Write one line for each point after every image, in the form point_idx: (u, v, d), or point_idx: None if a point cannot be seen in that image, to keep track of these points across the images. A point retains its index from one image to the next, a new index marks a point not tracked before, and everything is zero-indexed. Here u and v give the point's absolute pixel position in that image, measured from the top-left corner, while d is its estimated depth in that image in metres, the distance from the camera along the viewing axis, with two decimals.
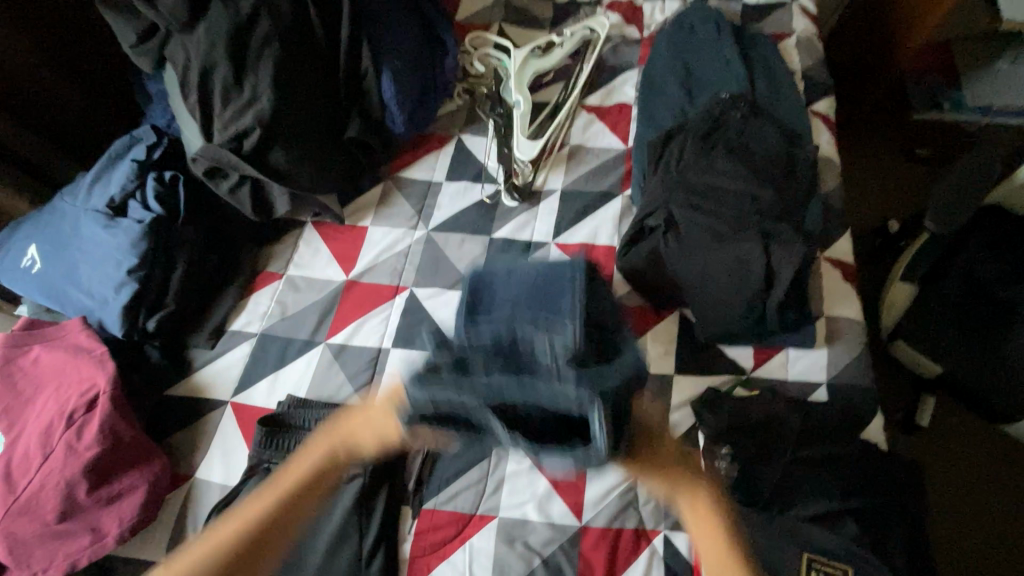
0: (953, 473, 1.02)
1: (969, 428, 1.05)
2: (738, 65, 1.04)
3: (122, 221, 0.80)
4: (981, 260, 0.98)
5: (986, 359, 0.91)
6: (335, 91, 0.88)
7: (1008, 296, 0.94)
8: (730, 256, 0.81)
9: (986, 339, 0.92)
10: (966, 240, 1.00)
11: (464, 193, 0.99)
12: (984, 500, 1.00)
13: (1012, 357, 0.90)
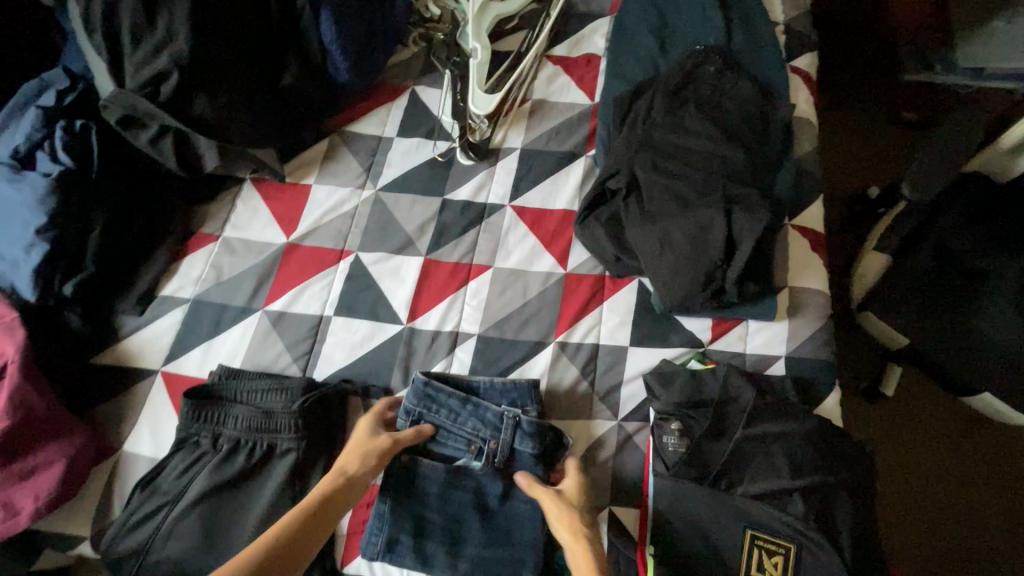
0: (911, 442, 1.02)
1: (928, 397, 1.05)
2: (715, 14, 0.96)
3: (28, 175, 0.72)
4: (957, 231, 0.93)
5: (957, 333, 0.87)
6: (268, 33, 0.80)
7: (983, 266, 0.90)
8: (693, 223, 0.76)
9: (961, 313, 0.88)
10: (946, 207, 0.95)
11: (416, 150, 0.92)
12: (939, 467, 1.00)
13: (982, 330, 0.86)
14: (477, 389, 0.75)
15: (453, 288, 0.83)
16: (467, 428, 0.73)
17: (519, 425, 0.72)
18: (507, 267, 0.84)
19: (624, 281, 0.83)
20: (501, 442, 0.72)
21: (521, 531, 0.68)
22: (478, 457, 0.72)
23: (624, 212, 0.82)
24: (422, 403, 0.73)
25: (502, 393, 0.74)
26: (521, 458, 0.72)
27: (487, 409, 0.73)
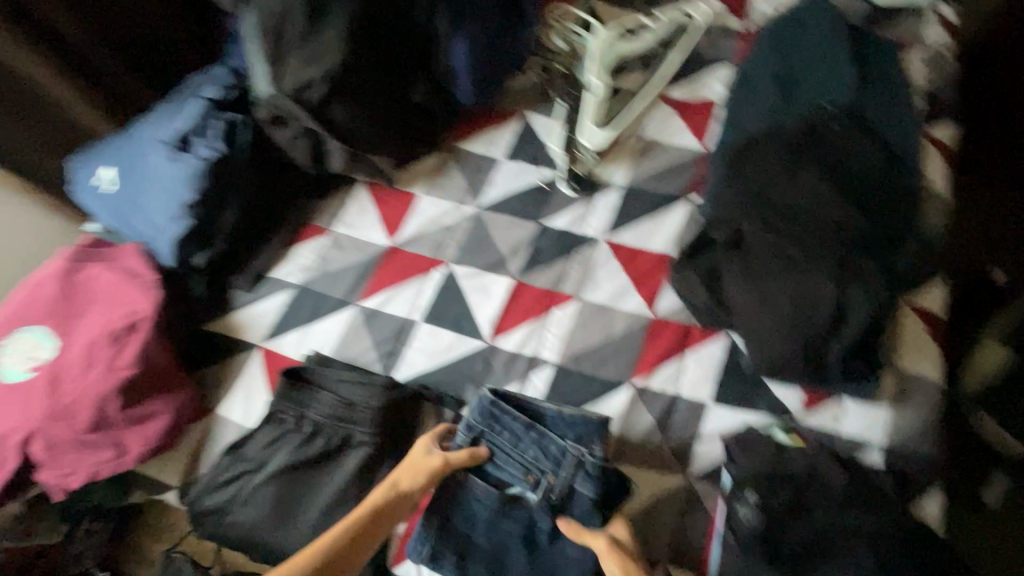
0: None
1: None
2: (849, 73, 0.92)
3: (186, 156, 0.82)
4: None
5: None
6: (408, 51, 0.86)
7: None
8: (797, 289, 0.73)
9: None
10: None
11: (521, 174, 0.95)
12: None
13: None
14: (543, 417, 0.72)
15: (538, 314, 0.84)
16: (528, 457, 0.70)
17: (584, 464, 0.68)
18: (594, 301, 0.84)
19: (712, 335, 0.81)
20: (562, 479, 0.69)
21: (568, 568, 0.67)
22: (536, 489, 0.70)
23: (724, 267, 0.79)
24: (485, 421, 0.72)
25: (569, 427, 0.71)
26: (578, 498, 0.69)
27: (551, 441, 0.70)
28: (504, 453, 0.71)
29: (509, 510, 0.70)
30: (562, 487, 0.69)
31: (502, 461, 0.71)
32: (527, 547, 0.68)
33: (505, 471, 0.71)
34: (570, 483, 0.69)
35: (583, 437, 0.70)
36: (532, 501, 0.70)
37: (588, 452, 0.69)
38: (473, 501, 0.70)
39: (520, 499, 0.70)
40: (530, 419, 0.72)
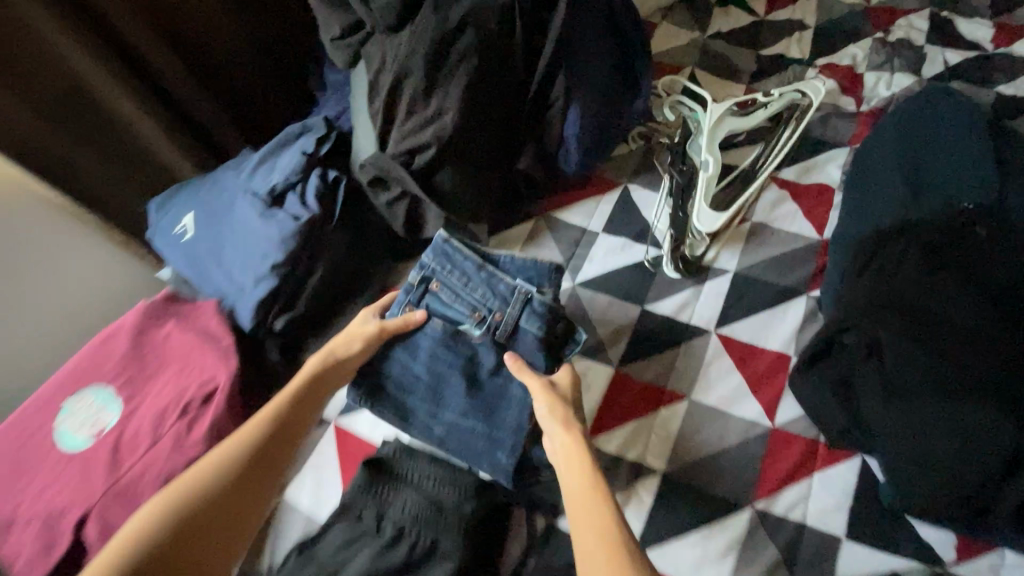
0: None
1: None
2: (986, 170, 0.85)
3: (278, 213, 0.77)
4: None
5: None
6: (518, 116, 0.81)
7: None
8: (961, 421, 0.63)
9: None
10: None
11: (622, 250, 0.89)
12: None
13: None
14: (496, 260, 0.75)
15: (641, 412, 0.76)
16: (476, 297, 0.73)
17: (530, 302, 0.71)
18: (705, 403, 0.76)
19: (841, 455, 0.72)
20: (506, 317, 0.72)
21: (508, 412, 0.70)
22: (480, 327, 0.72)
23: (859, 378, 0.71)
24: (439, 260, 0.74)
25: (521, 267, 0.74)
26: (522, 336, 0.72)
27: (501, 280, 0.72)
28: (460, 288, 0.73)
29: (433, 378, 0.71)
30: (488, 347, 0.72)
31: (442, 308, 0.73)
32: (483, 410, 0.70)
33: (436, 327, 0.72)
34: (513, 326, 0.72)
35: (529, 275, 0.74)
36: (474, 341, 0.72)
37: (536, 293, 0.72)
38: (424, 364, 0.72)
39: (465, 334, 0.72)
40: (483, 258, 0.74)
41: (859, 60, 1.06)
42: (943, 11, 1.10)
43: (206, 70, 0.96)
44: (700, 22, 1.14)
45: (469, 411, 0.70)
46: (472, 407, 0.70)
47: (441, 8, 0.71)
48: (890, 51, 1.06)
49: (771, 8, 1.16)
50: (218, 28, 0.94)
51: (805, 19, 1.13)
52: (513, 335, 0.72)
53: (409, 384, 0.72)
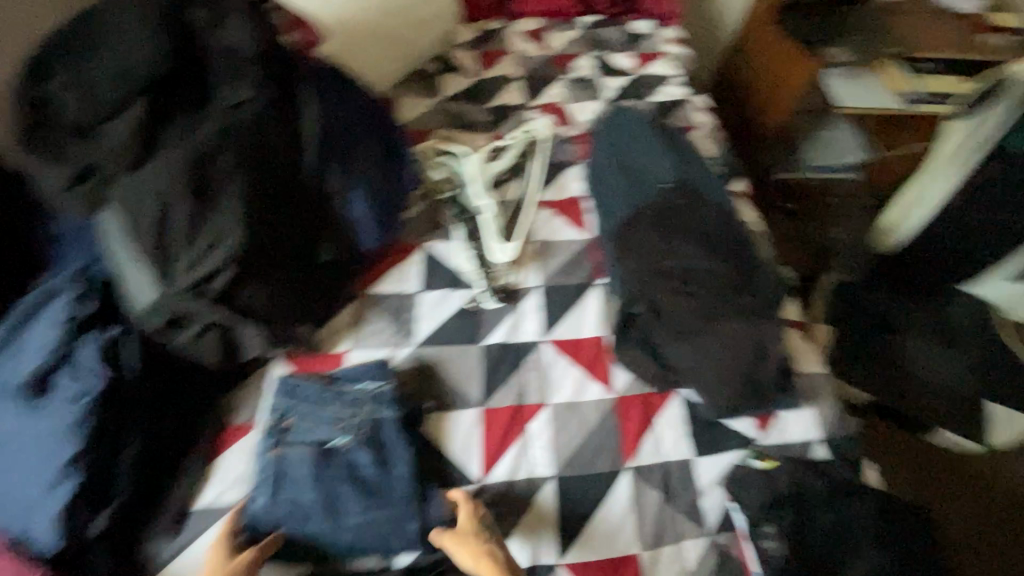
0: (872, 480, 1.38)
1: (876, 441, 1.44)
2: (666, 154, 1.16)
3: (51, 402, 0.64)
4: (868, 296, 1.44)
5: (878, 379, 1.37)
6: (302, 211, 0.80)
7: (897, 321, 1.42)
8: (722, 337, 0.86)
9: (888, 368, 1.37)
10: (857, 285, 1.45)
11: (444, 301, 0.96)
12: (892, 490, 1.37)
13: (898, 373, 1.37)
14: (336, 376, 0.77)
15: (516, 434, 0.83)
16: (331, 412, 0.73)
17: (378, 396, 0.75)
18: (560, 401, 0.87)
19: (668, 396, 0.90)
20: (362, 416, 0.74)
21: (396, 482, 0.72)
22: (344, 435, 0.72)
23: (655, 333, 0.90)
24: (287, 398, 0.73)
25: (360, 371, 0.78)
26: (385, 426, 0.74)
27: (347, 390, 0.74)
28: (310, 411, 0.73)
29: (322, 504, 0.69)
30: (358, 450, 0.72)
31: (301, 437, 0.72)
32: (382, 507, 0.70)
33: (302, 454, 0.71)
34: (371, 422, 0.74)
35: (369, 376, 0.78)
36: (344, 451, 0.72)
37: (379, 387, 0.76)
38: (309, 495, 0.69)
39: (334, 449, 0.71)
40: (324, 379, 0.76)
41: (560, 96, 1.35)
42: (598, 51, 1.47)
43: None
44: (432, 90, 1.30)
45: (371, 512, 0.69)
46: (369, 511, 0.69)
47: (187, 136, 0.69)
48: (577, 86, 1.37)
49: (482, 69, 1.38)
50: None
51: (509, 73, 1.38)
52: (374, 429, 0.73)
53: (295, 513, 0.68)
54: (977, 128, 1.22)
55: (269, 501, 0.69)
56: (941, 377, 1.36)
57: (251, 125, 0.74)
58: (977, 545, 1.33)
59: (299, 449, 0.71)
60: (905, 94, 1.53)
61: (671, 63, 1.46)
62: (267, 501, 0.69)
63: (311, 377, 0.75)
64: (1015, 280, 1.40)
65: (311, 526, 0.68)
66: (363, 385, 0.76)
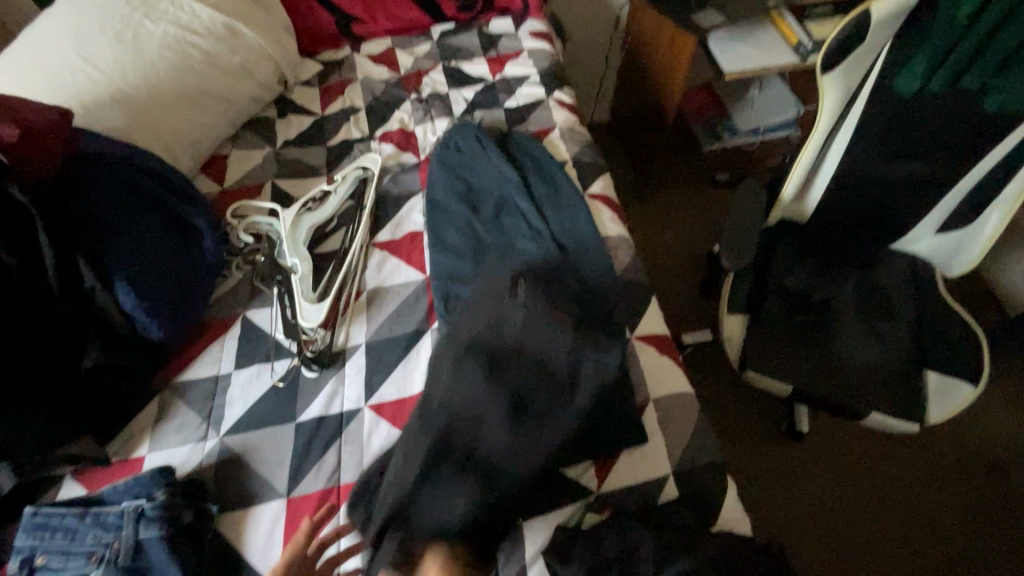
0: (817, 468, 1.32)
1: (823, 426, 1.37)
2: (508, 173, 1.08)
3: None
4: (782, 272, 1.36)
5: (804, 363, 1.25)
6: (59, 323, 0.77)
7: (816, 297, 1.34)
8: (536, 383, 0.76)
9: (812, 350, 1.27)
10: (769, 264, 1.36)
11: (257, 378, 0.89)
12: (838, 476, 1.31)
13: (820, 355, 1.26)
14: (102, 498, 0.71)
15: (324, 523, 0.76)
16: (87, 542, 0.67)
17: (142, 513, 0.68)
18: (376, 476, 0.79)
19: None
20: (122, 541, 0.67)
21: None
22: (101, 567, 0.66)
23: None
24: (34, 535, 0.67)
25: (127, 486, 0.71)
26: (149, 547, 0.67)
27: (106, 512, 0.69)
28: (62, 546, 0.67)
29: None
30: None
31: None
32: None
33: None
34: (133, 546, 0.67)
35: (139, 490, 0.71)
36: None
37: (145, 503, 0.69)
38: None
39: None
40: (85, 505, 0.70)
41: (407, 120, 1.26)
42: (451, 62, 1.37)
43: None
44: (269, 137, 1.23)
45: None
46: None
47: None
48: (425, 106, 1.28)
49: (324, 104, 1.30)
50: None
51: (354, 104, 1.30)
52: (137, 553, 0.67)
53: None
54: (849, 82, 1.09)
55: None
56: (862, 354, 1.25)
57: None
58: (923, 529, 1.25)
59: None
60: (798, 46, 1.45)
61: (529, 62, 1.36)
62: None
63: (70, 505, 0.70)
64: (939, 234, 1.27)
65: None
66: (126, 504, 0.70)
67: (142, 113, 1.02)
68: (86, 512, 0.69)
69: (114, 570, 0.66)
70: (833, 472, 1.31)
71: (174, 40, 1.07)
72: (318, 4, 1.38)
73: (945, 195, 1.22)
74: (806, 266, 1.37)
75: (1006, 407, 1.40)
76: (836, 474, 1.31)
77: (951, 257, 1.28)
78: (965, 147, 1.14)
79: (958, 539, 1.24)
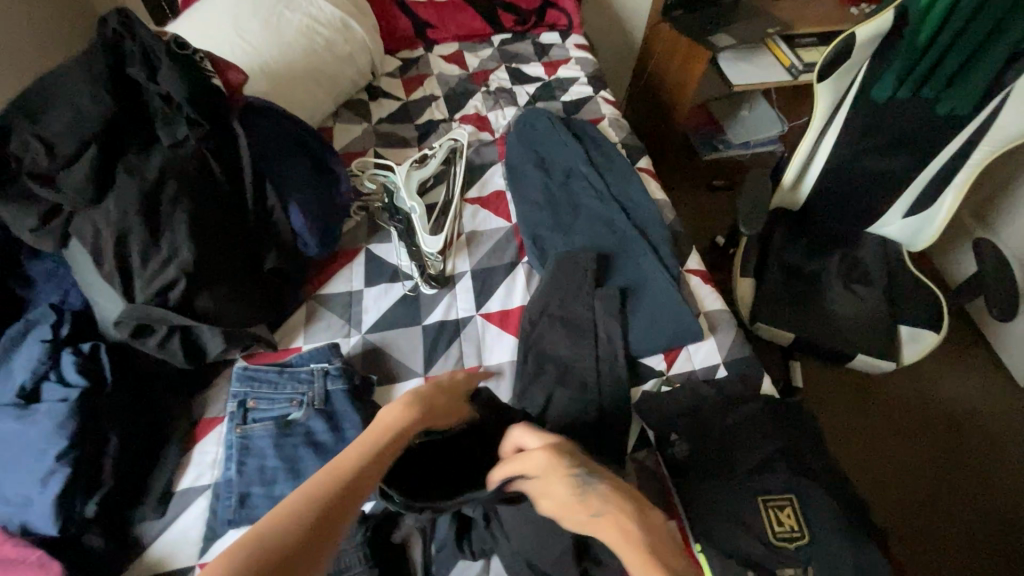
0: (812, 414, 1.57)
1: (818, 381, 1.63)
2: (574, 146, 1.33)
3: (39, 407, 0.74)
4: (782, 248, 1.64)
5: (803, 318, 1.52)
6: (247, 228, 0.94)
7: (809, 268, 1.62)
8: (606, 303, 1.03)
9: (808, 308, 1.54)
10: (772, 240, 1.64)
11: (386, 293, 1.09)
12: (829, 419, 1.56)
13: (815, 312, 1.53)
14: (290, 363, 0.90)
15: None
16: (288, 391, 0.86)
17: (328, 371, 0.88)
18: (493, 363, 1.00)
19: None
20: (316, 390, 0.86)
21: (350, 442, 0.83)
22: (301, 408, 0.85)
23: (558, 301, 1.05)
24: (245, 384, 0.86)
25: (309, 355, 0.91)
26: (335, 396, 0.86)
27: (299, 370, 0.88)
28: (269, 393, 0.85)
29: (287, 464, 0.80)
30: (314, 418, 0.83)
31: (263, 415, 0.84)
32: None
33: (265, 428, 0.82)
34: (323, 394, 0.86)
35: (319, 359, 0.91)
36: (303, 422, 0.83)
37: (329, 365, 0.89)
38: (275, 459, 0.80)
39: (293, 421, 0.83)
40: (279, 367, 0.89)
41: (480, 107, 1.50)
42: (511, 64, 1.63)
43: None
44: (364, 114, 1.45)
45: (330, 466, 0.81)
46: None
47: (134, 171, 0.81)
48: (494, 97, 1.53)
49: (406, 92, 1.53)
50: None
51: (433, 93, 1.54)
52: (327, 400, 0.85)
53: (269, 474, 0.79)
54: (838, 88, 1.40)
55: (240, 470, 0.79)
56: (849, 311, 1.53)
57: (193, 160, 0.86)
58: (900, 462, 1.50)
59: (262, 422, 0.83)
60: (790, 66, 1.77)
61: (576, 67, 1.63)
62: (237, 471, 0.79)
63: (269, 367, 0.89)
64: (905, 218, 1.57)
65: (279, 486, 0.79)
66: (312, 365, 0.89)
67: (280, 83, 1.23)
68: (284, 370, 0.89)
69: (312, 409, 0.84)
70: (824, 416, 1.57)
71: (303, 28, 1.30)
72: (399, 10, 1.62)
73: (910, 183, 1.53)
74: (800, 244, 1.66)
75: (966, 372, 1.66)
76: (827, 418, 1.56)
77: (913, 238, 1.57)
78: (925, 144, 1.46)
79: (923, 476, 1.48)
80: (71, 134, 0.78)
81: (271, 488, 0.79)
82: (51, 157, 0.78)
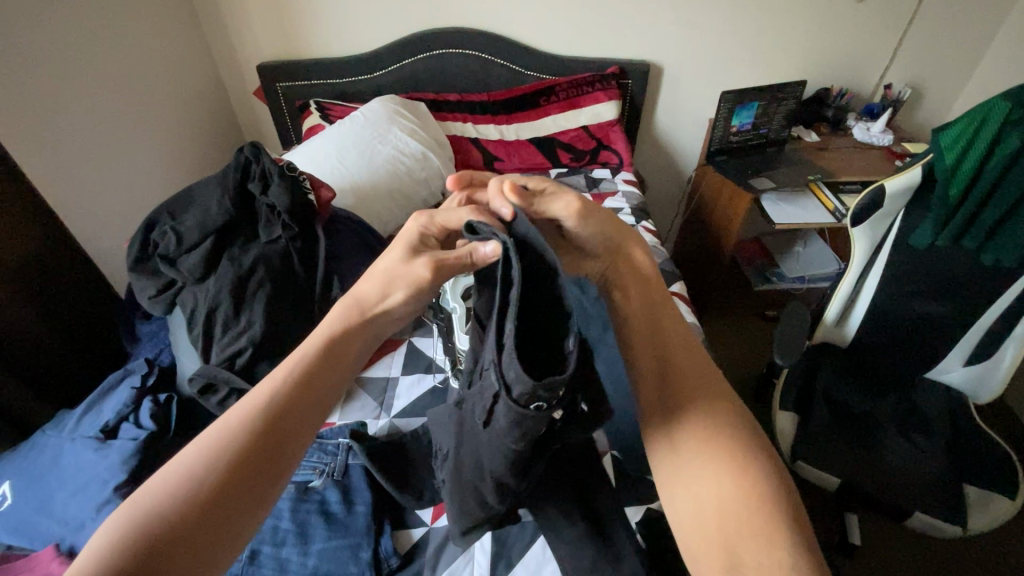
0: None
1: (879, 543, 1.46)
2: None
3: (114, 443, 0.88)
4: (841, 379, 1.51)
5: (857, 457, 1.34)
6: (313, 308, 1.07)
7: (866, 410, 1.44)
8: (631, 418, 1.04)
9: (871, 444, 1.36)
10: (821, 362, 1.53)
11: (418, 383, 1.18)
12: None
13: (879, 455, 1.33)
14: (321, 435, 1.03)
15: None
16: (313, 461, 0.98)
17: (351, 446, 0.99)
18: None
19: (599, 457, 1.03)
20: (336, 462, 0.97)
21: (357, 517, 0.89)
22: (320, 476, 0.95)
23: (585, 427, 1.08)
24: None
25: (340, 428, 1.05)
26: (353, 471, 0.96)
27: (328, 442, 1.01)
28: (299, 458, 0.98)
29: (299, 529, 0.87)
30: (330, 487, 0.93)
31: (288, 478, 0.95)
32: (344, 533, 0.87)
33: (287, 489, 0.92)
34: (342, 466, 0.96)
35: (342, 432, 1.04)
36: (320, 490, 0.93)
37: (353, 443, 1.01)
38: (289, 520, 0.88)
39: (312, 488, 0.93)
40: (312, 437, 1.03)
41: None
42: None
43: (41, 378, 1.21)
44: None
45: (334, 536, 0.86)
46: (334, 537, 0.86)
47: (234, 259, 1.02)
48: None
49: None
50: (53, 349, 1.23)
51: None
52: (345, 472, 0.96)
53: (280, 534, 0.86)
54: (873, 231, 1.33)
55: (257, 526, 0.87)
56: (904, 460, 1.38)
57: (281, 254, 1.05)
58: None
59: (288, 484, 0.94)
60: (834, 210, 1.78)
61: (630, 195, 1.79)
62: None
63: None
64: (966, 365, 1.42)
65: (285, 548, 0.85)
66: (338, 439, 1.02)
67: (364, 198, 1.47)
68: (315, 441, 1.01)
69: (332, 479, 0.94)
70: None
71: (390, 158, 1.57)
72: (473, 145, 1.87)
73: (966, 332, 1.39)
74: (863, 381, 1.51)
75: None
76: None
77: (978, 387, 1.43)
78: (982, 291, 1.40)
79: None
80: (196, 230, 1.02)
81: (276, 548, 0.85)
82: (178, 247, 1.01)
